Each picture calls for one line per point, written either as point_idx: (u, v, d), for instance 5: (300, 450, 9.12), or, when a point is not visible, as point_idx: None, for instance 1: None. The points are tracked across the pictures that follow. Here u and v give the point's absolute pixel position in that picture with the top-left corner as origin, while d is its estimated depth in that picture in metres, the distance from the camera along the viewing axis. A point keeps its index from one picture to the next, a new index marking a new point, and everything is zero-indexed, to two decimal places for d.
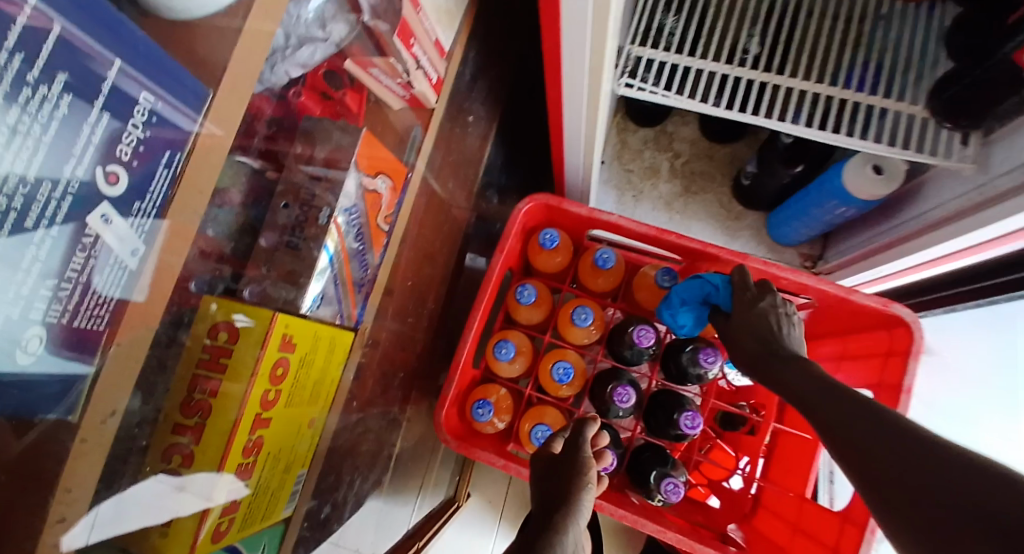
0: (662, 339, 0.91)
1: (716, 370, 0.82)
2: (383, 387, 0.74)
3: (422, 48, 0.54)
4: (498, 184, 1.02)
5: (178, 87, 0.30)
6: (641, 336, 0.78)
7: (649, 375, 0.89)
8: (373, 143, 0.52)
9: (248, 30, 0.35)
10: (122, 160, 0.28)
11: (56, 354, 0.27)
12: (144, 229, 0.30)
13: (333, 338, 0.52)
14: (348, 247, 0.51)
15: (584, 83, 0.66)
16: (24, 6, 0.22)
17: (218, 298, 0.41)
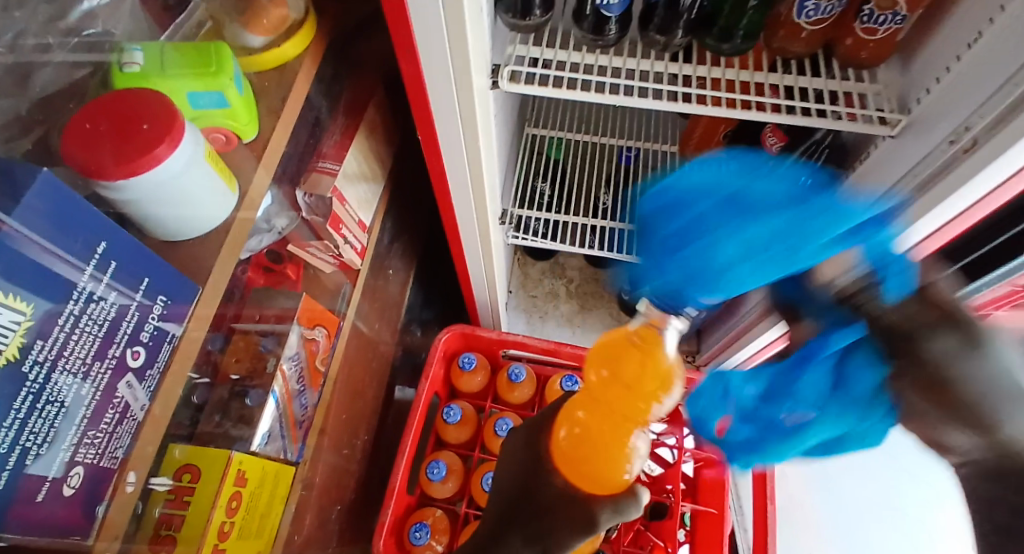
0: None
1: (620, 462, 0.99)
2: (322, 521, 0.79)
3: (348, 229, 0.70)
4: (419, 320, 1.16)
5: (181, 288, 0.41)
6: None
7: None
8: (312, 302, 0.65)
9: (238, 222, 0.48)
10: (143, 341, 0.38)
11: (83, 489, 0.35)
12: (154, 388, 0.40)
13: (277, 472, 0.59)
14: (291, 389, 0.61)
15: (478, 237, 0.85)
16: (97, 250, 0.34)
17: (183, 444, 0.52)
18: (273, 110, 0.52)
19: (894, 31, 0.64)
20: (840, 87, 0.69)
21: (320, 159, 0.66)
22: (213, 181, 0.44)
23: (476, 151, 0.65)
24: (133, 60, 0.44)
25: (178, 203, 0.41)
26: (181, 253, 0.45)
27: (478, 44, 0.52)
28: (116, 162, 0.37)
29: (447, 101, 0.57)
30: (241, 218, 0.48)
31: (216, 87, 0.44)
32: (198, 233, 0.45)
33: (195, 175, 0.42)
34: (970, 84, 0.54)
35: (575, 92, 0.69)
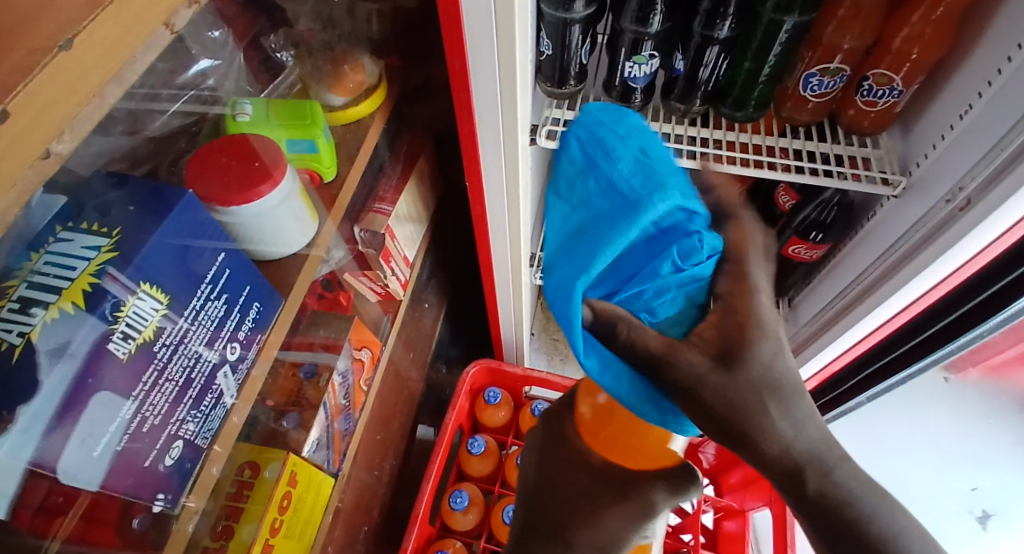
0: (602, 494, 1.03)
1: None
2: (349, 540, 0.82)
3: (395, 262, 0.78)
4: (446, 357, 1.21)
5: (268, 299, 0.49)
6: None
7: None
8: (361, 327, 0.72)
9: (309, 255, 0.56)
10: (237, 341, 0.46)
11: (178, 462, 0.42)
12: (239, 384, 0.47)
13: (321, 482, 0.64)
14: (339, 403, 0.67)
15: (510, 277, 0.92)
16: (216, 260, 0.43)
17: (248, 443, 0.59)
18: (348, 157, 0.61)
19: (891, 103, 0.71)
20: (846, 151, 0.76)
21: (376, 201, 0.74)
22: (300, 213, 0.52)
23: (516, 199, 0.73)
24: (243, 112, 0.53)
25: (274, 227, 0.50)
26: (269, 270, 0.53)
27: (525, 108, 0.61)
28: (238, 191, 0.45)
29: (494, 155, 0.66)
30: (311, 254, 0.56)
31: (309, 136, 0.54)
32: (282, 255, 0.53)
33: (290, 207, 0.50)
34: (957, 151, 0.61)
35: None
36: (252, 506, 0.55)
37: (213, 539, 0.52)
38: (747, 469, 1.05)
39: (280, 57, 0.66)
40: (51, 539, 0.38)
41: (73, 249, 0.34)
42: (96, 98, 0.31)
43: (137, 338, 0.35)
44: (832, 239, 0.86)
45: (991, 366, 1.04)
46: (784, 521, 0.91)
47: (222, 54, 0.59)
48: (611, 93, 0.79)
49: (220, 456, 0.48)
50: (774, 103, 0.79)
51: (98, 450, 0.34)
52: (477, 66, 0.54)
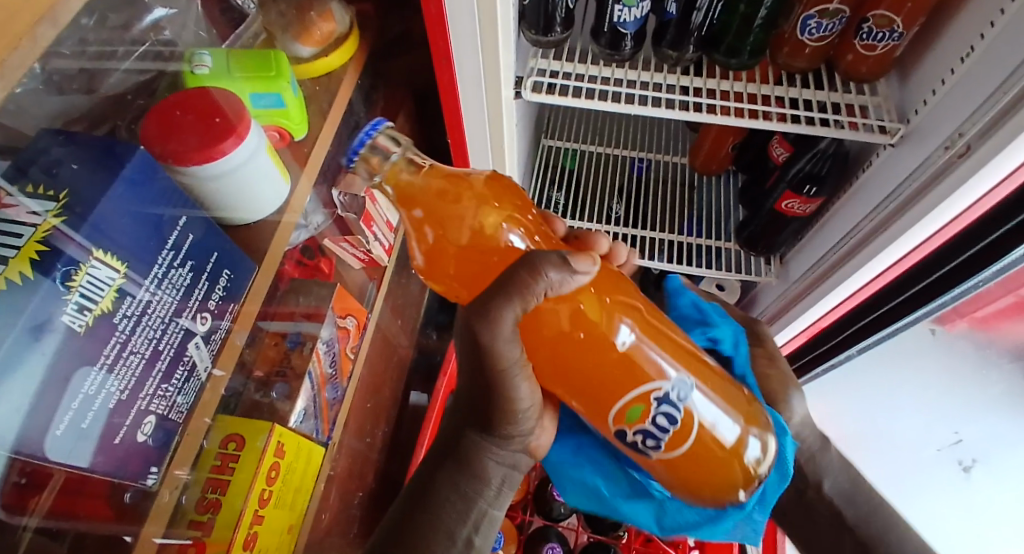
0: None
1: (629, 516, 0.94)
2: (343, 506, 0.82)
3: (377, 227, 0.75)
4: (435, 323, 1.21)
5: (238, 266, 0.46)
6: (559, 490, 0.93)
7: (576, 527, 0.99)
8: (345, 294, 0.69)
9: (283, 223, 0.53)
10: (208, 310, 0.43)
11: (155, 440, 0.39)
12: (213, 355, 0.44)
13: (310, 451, 0.62)
14: (325, 372, 0.64)
15: None
16: (178, 223, 0.40)
17: (227, 416, 0.56)
18: (320, 112, 0.57)
19: (891, 48, 0.68)
20: (842, 99, 0.73)
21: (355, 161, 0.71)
22: (272, 174, 0.49)
23: (501, 154, 0.70)
24: (202, 63, 0.49)
25: (242, 188, 0.46)
26: (243, 234, 0.51)
27: (508, 57, 0.58)
28: (197, 149, 0.42)
29: (477, 108, 0.62)
30: (285, 221, 0.53)
31: (275, 89, 0.50)
32: (253, 218, 0.50)
33: (257, 166, 0.46)
34: (961, 94, 0.58)
35: (595, 102, 0.74)
36: (238, 476, 0.52)
37: (200, 511, 0.51)
38: None
39: (240, 4, 0.61)
40: (30, 514, 0.37)
41: (13, 214, 0.31)
42: (24, 40, 0.28)
43: (94, 309, 0.32)
44: (826, 192, 0.83)
45: (980, 318, 1.05)
46: None
47: (176, 3, 0.56)
48: (599, 41, 0.74)
49: (204, 426, 0.45)
50: (770, 49, 0.76)
51: (63, 428, 0.31)
52: (455, 11, 0.50)
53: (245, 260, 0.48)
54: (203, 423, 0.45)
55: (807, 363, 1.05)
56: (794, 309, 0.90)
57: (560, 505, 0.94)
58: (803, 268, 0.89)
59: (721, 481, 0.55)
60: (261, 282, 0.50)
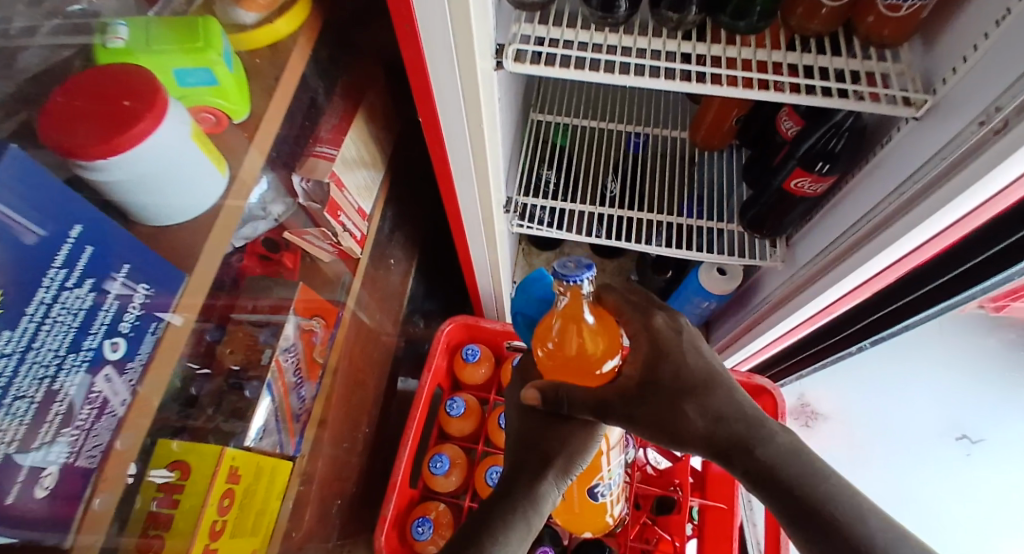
0: None
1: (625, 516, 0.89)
2: (321, 514, 0.78)
3: (347, 215, 0.67)
4: (422, 311, 1.15)
5: (163, 279, 0.39)
6: None
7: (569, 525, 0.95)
8: (310, 292, 0.63)
9: (224, 211, 0.46)
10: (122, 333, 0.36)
11: (61, 493, 0.33)
12: (133, 383, 0.38)
13: (273, 469, 0.57)
14: (286, 381, 0.59)
15: (481, 226, 0.83)
16: (71, 234, 0.33)
17: (176, 438, 0.48)
18: (265, 89, 0.49)
19: (918, 8, 0.60)
20: (862, 66, 0.66)
21: (318, 143, 0.63)
22: (197, 161, 0.41)
23: (480, 135, 0.62)
24: (116, 35, 0.41)
25: (159, 182, 0.39)
26: (169, 236, 0.43)
27: (483, 21, 0.50)
28: (99, 139, 0.35)
29: (450, 83, 0.55)
30: (227, 207, 0.46)
31: (204, 63, 0.42)
32: (185, 217, 0.43)
33: (174, 152, 0.39)
34: (1001, 61, 0.50)
35: (585, 72, 0.66)
36: (186, 506, 0.47)
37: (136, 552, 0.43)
38: None
39: None
40: None
41: None
42: None
43: None
44: (839, 169, 0.76)
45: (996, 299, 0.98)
46: None
47: None
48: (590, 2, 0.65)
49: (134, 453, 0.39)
50: (780, 10, 0.68)
51: None
52: None
53: (172, 268, 0.40)
54: (128, 460, 0.38)
55: (814, 353, 0.99)
56: (801, 296, 0.84)
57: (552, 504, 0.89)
58: (811, 254, 0.82)
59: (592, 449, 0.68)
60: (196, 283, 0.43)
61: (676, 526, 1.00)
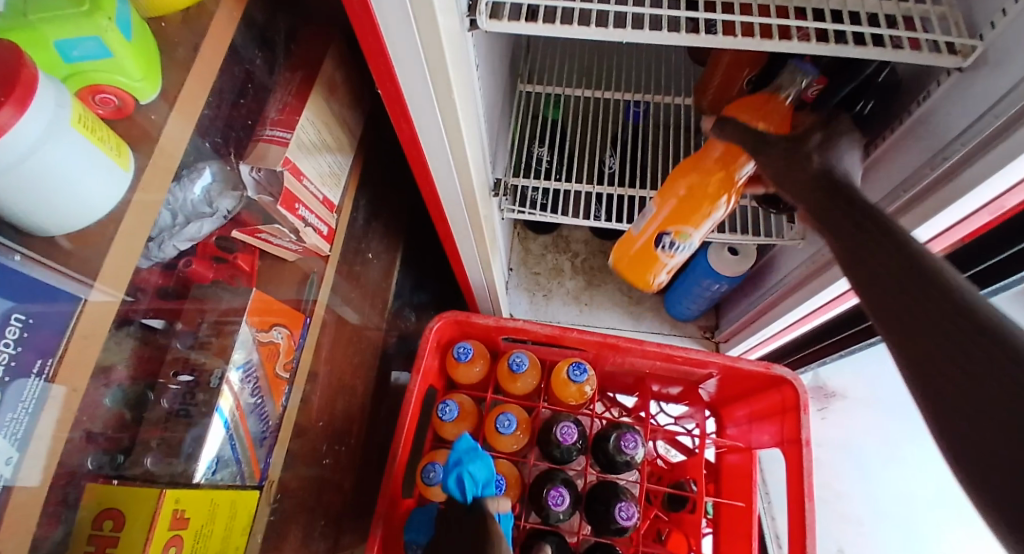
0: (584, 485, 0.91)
1: (636, 522, 0.82)
2: (305, 535, 0.71)
3: (306, 208, 0.58)
4: (412, 305, 1.07)
5: (47, 305, 0.34)
6: (554, 499, 0.79)
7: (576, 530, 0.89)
8: (266, 298, 0.54)
9: (134, 206, 0.39)
10: None
11: None
12: (16, 436, 0.33)
13: (234, 501, 0.49)
14: (244, 403, 0.51)
15: (465, 212, 0.74)
16: None
17: (101, 482, 0.41)
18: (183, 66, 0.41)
19: None
20: (898, 8, 0.56)
21: (268, 126, 0.55)
22: (89, 155, 0.34)
23: (452, 109, 0.53)
24: None
25: (51, 182, 0.32)
26: (66, 249, 0.36)
27: None
28: None
29: (408, 46, 0.45)
30: (137, 200, 0.39)
31: (95, 31, 0.33)
32: (90, 221, 0.36)
33: (63, 144, 0.32)
34: None
35: (573, 29, 0.56)
36: None
37: None
38: (753, 403, 0.95)
39: None
40: None
41: None
42: None
43: None
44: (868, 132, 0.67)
45: None
46: (800, 465, 0.80)
47: None
48: None
49: (43, 494, 0.35)
50: None
51: None
52: None
53: (62, 294, 0.35)
54: (30, 519, 0.34)
55: (840, 339, 0.91)
56: (824, 276, 0.75)
57: (558, 513, 0.81)
58: None
59: (648, 268, 0.71)
60: (122, 256, 0.38)
61: (691, 525, 0.94)
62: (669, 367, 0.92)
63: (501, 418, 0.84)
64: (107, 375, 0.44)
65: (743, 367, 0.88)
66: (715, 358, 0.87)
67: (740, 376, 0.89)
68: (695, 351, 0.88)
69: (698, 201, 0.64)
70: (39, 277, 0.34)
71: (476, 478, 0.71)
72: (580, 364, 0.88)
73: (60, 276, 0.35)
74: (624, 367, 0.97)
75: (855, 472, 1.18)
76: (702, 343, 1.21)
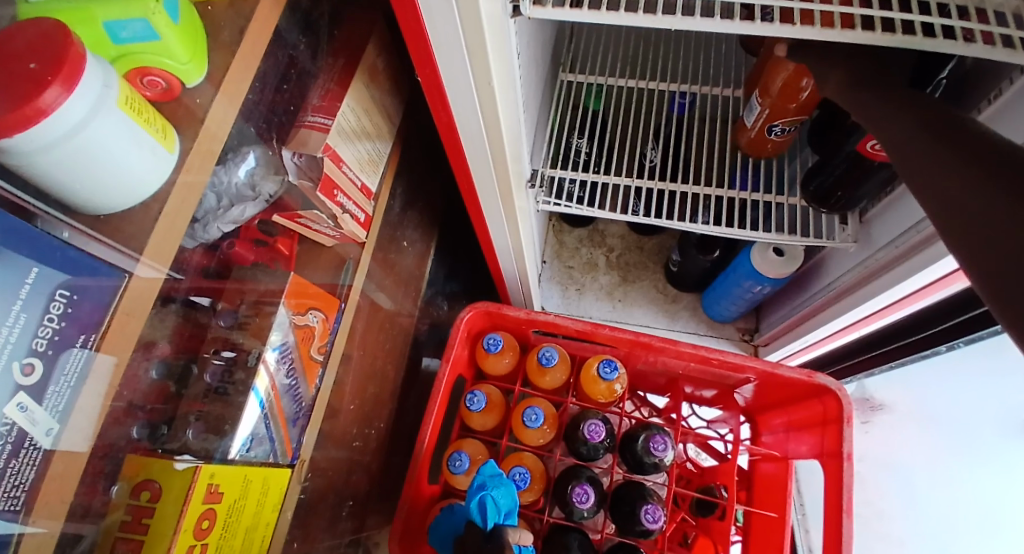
0: (609, 484, 0.90)
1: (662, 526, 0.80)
2: (331, 515, 0.73)
3: (344, 195, 0.58)
4: (445, 293, 1.08)
5: (94, 282, 0.35)
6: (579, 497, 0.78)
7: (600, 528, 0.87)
8: (302, 282, 0.55)
9: (179, 186, 0.40)
10: (38, 351, 0.33)
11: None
12: (58, 409, 0.35)
13: (266, 479, 0.50)
14: (279, 384, 0.52)
15: (500, 203, 0.73)
16: None
17: (139, 456, 0.43)
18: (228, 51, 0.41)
19: None
20: None
21: (310, 112, 0.55)
22: (134, 135, 0.35)
23: (492, 97, 0.52)
24: None
25: (93, 165, 0.33)
26: (110, 226, 0.37)
27: None
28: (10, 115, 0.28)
29: (449, 32, 0.45)
30: (182, 180, 0.40)
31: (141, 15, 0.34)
32: (136, 201, 0.38)
33: (107, 125, 0.33)
34: None
35: (619, 16, 0.54)
36: (156, 533, 0.40)
37: None
38: (792, 412, 0.91)
39: None
40: None
41: None
42: None
43: None
44: None
45: None
46: (840, 479, 0.76)
47: None
48: None
49: (83, 459, 0.37)
50: None
51: None
52: None
53: (105, 270, 0.36)
54: (71, 477, 0.36)
55: (888, 351, 0.86)
56: (876, 283, 0.72)
57: (582, 510, 0.80)
58: (893, 234, 0.70)
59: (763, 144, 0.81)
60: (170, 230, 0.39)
61: (720, 532, 0.91)
62: (705, 369, 0.89)
63: (530, 412, 0.83)
64: (150, 350, 0.45)
65: (784, 374, 0.84)
66: (755, 363, 0.83)
67: (780, 383, 0.85)
68: (732, 355, 0.85)
69: (786, 103, 0.69)
70: (89, 250, 0.36)
71: (499, 505, 0.71)
72: (610, 361, 0.86)
73: (107, 249, 0.36)
74: (656, 367, 0.95)
75: (896, 491, 1.12)
76: (740, 346, 1.17)
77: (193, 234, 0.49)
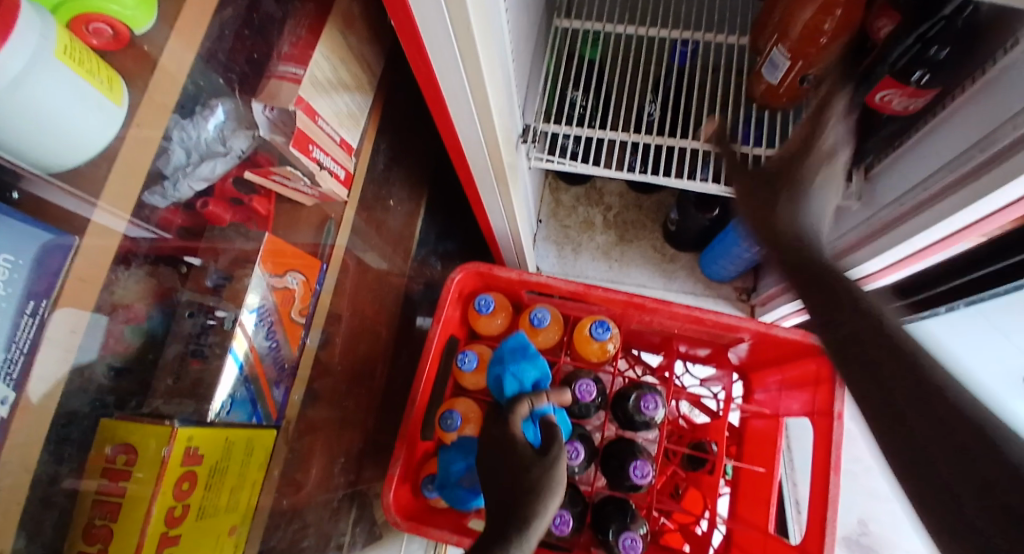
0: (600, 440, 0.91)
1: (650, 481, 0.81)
2: (325, 472, 0.74)
3: (321, 151, 0.55)
4: (438, 254, 1.06)
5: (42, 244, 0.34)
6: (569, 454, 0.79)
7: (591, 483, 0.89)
8: (279, 242, 0.53)
9: (132, 138, 0.39)
10: None
11: None
12: (13, 378, 0.33)
13: (250, 439, 0.50)
14: (258, 346, 0.52)
15: (488, 160, 0.70)
16: None
17: (111, 419, 0.42)
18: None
19: None
20: None
21: (279, 61, 0.52)
22: (77, 88, 0.33)
23: (470, 44, 0.49)
24: None
25: (36, 125, 0.31)
26: (59, 184, 0.36)
27: None
28: None
29: None
30: (134, 132, 0.39)
31: None
32: (80, 160, 0.36)
33: (47, 77, 0.31)
34: None
35: None
36: (134, 496, 0.41)
37: (89, 541, 0.40)
38: (786, 372, 0.91)
39: None
40: None
41: None
42: None
43: None
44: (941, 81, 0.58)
45: None
46: (829, 438, 0.76)
47: None
48: None
49: (50, 412, 0.37)
50: None
51: None
52: None
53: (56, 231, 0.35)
54: (35, 438, 0.36)
55: None
56: (877, 243, 0.69)
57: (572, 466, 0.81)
58: (895, 193, 0.67)
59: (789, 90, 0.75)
60: (122, 176, 0.39)
61: (708, 486, 0.93)
62: (701, 329, 0.88)
63: None
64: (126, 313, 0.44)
65: (778, 335, 0.83)
66: (749, 323, 0.82)
67: (774, 342, 0.84)
68: (726, 315, 0.83)
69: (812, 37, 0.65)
70: (51, 200, 0.36)
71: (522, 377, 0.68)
72: (602, 321, 0.85)
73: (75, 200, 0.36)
74: (649, 327, 0.94)
75: None
76: (736, 306, 1.16)
77: (164, 194, 0.46)
